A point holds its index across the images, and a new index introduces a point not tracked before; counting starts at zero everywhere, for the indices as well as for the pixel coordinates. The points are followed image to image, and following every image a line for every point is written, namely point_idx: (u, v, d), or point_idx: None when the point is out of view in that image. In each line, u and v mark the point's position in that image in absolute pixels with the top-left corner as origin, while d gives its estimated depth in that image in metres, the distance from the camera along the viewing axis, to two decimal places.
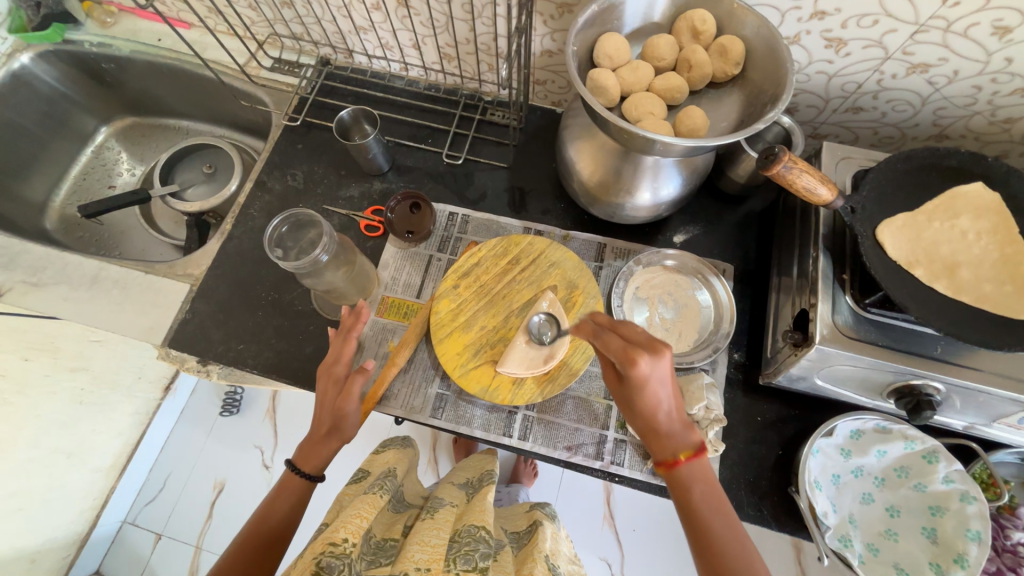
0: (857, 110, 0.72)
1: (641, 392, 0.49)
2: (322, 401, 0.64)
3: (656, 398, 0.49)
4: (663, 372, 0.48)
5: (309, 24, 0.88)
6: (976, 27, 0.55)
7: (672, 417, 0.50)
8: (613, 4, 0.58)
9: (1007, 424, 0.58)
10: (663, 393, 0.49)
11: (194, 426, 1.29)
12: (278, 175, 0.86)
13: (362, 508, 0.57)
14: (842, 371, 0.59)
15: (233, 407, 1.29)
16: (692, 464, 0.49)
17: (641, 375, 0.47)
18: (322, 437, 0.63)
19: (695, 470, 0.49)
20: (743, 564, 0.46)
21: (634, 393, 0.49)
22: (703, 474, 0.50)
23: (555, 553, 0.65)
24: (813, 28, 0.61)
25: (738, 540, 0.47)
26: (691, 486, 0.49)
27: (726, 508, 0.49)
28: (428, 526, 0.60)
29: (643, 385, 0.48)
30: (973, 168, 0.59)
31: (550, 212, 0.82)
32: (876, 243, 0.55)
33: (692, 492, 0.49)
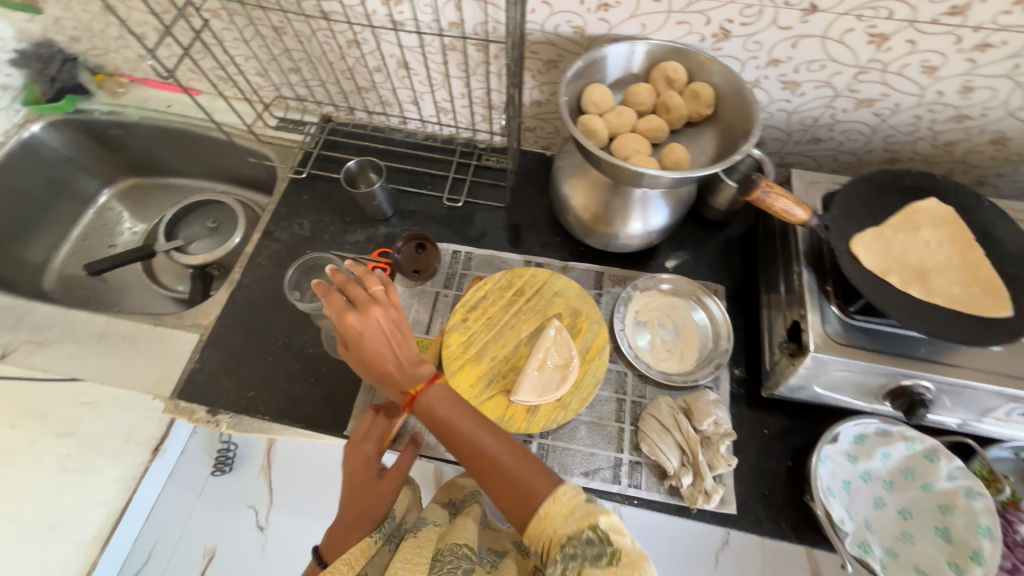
0: (817, 141, 0.80)
1: (369, 317, 0.54)
2: (354, 484, 0.61)
3: (387, 326, 0.55)
4: (393, 309, 0.56)
5: (313, 87, 0.94)
6: (908, 67, 0.65)
7: (409, 351, 0.55)
8: (596, 59, 0.66)
9: (996, 418, 0.62)
10: (401, 334, 0.55)
11: (180, 493, 0.84)
12: (285, 224, 0.90)
13: (349, 555, 0.54)
14: (838, 377, 0.63)
15: (223, 465, 0.85)
16: (430, 389, 0.53)
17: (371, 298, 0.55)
18: (354, 524, 0.58)
19: (437, 390, 0.53)
20: (516, 461, 0.50)
21: (366, 327, 0.54)
22: (447, 394, 0.54)
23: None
24: (770, 74, 0.70)
25: (520, 453, 0.51)
26: (439, 421, 0.53)
27: (497, 431, 0.53)
28: (411, 545, 0.57)
29: (382, 313, 0.54)
30: (925, 185, 0.66)
31: (548, 246, 0.87)
32: (852, 255, 0.61)
33: (458, 426, 0.52)
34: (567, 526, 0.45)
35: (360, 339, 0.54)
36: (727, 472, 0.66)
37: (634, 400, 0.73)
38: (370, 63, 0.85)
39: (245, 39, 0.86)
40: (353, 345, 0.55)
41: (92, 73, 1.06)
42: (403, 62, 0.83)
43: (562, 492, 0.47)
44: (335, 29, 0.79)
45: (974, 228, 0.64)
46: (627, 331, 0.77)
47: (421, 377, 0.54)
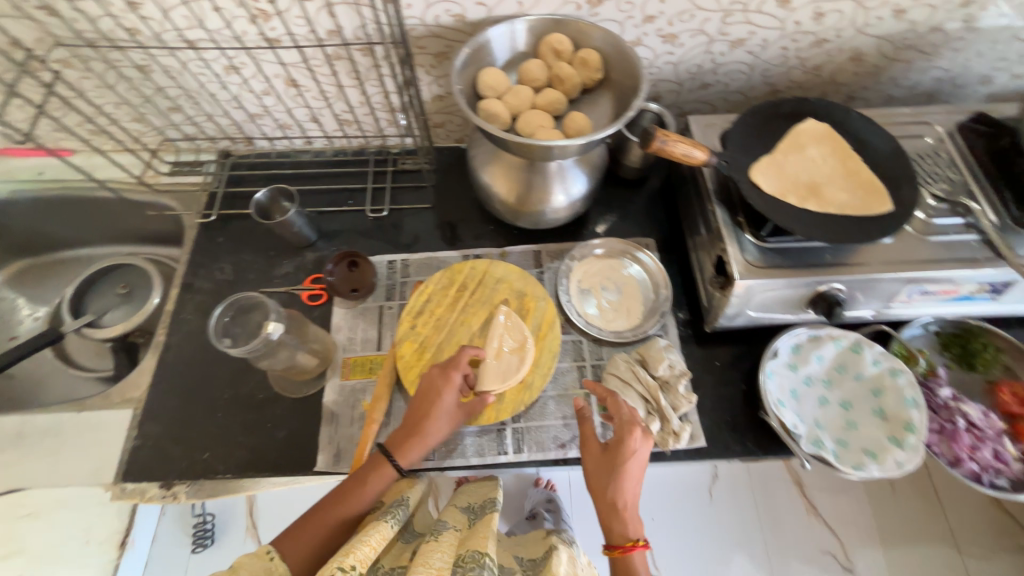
0: (706, 86, 0.85)
1: (623, 480, 0.60)
2: (430, 403, 0.64)
3: (634, 481, 0.61)
4: (642, 471, 0.61)
5: (201, 123, 0.88)
6: (766, 4, 0.70)
7: (631, 500, 0.60)
8: (481, 45, 0.66)
9: (902, 302, 0.70)
10: (637, 490, 0.61)
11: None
12: (204, 273, 0.84)
13: (374, 538, 0.54)
14: (765, 297, 0.68)
15: (205, 540, 1.00)
16: (638, 551, 0.58)
17: (631, 451, 0.60)
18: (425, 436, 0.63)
19: (641, 556, 0.59)
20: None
21: (622, 464, 0.60)
22: (645, 559, 0.59)
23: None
24: (649, 31, 0.73)
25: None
26: (625, 565, 0.59)
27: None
28: (433, 548, 0.58)
29: (634, 463, 0.60)
30: (802, 109, 0.72)
31: (482, 236, 0.87)
32: (753, 185, 0.65)
33: (637, 573, 0.58)
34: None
35: (603, 480, 0.61)
36: (690, 409, 0.70)
37: (593, 364, 0.76)
38: (256, 88, 0.80)
39: (109, 85, 0.78)
40: (596, 472, 0.62)
41: None
42: (290, 80, 0.79)
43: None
44: (208, 57, 0.74)
45: (850, 138, 0.70)
46: (574, 301, 0.79)
47: (626, 536, 0.59)
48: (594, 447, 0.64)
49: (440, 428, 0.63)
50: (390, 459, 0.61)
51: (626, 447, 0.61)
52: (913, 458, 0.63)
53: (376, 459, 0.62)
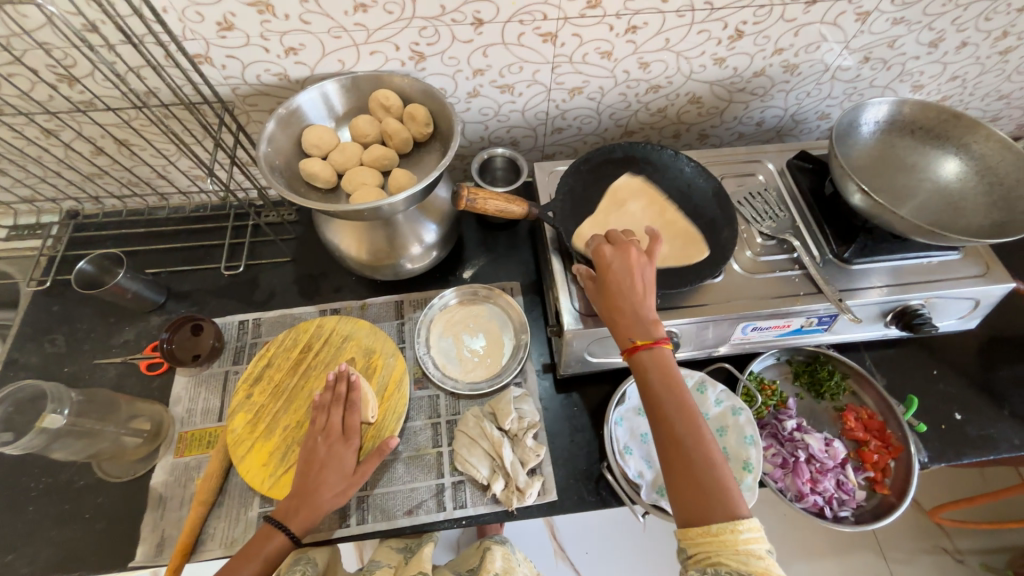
0: (560, 130, 0.86)
1: (635, 271, 0.56)
2: (322, 452, 0.62)
3: (645, 279, 0.56)
4: (631, 256, 0.57)
5: (34, 185, 0.83)
6: (589, 56, 0.71)
7: (645, 308, 0.54)
8: (296, 106, 0.65)
9: (741, 339, 0.71)
10: (642, 280, 0.56)
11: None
12: (34, 346, 0.78)
13: None
14: (604, 344, 0.67)
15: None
16: (652, 350, 0.52)
17: (608, 258, 0.58)
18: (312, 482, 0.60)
19: (659, 355, 0.52)
20: (700, 459, 0.47)
21: (612, 267, 0.57)
22: (663, 363, 0.52)
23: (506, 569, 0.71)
24: (482, 82, 0.74)
25: (688, 408, 0.49)
26: (646, 370, 0.52)
27: (688, 403, 0.50)
28: None
29: (632, 266, 0.57)
30: (634, 154, 0.74)
31: (344, 288, 0.85)
32: (579, 233, 0.66)
33: (654, 374, 0.51)
34: (733, 559, 0.42)
35: (618, 291, 0.55)
36: (540, 462, 0.68)
37: (448, 420, 0.73)
38: (83, 149, 0.77)
39: None
40: (611, 298, 0.56)
41: None
42: (119, 141, 0.76)
43: (743, 527, 0.43)
44: (15, 123, 0.70)
45: (680, 182, 0.72)
46: (432, 353, 0.77)
47: (642, 336, 0.53)
48: (615, 267, 0.57)
49: (330, 483, 0.60)
50: (279, 525, 0.58)
51: (619, 263, 0.57)
52: (748, 499, 0.62)
53: (264, 530, 0.58)
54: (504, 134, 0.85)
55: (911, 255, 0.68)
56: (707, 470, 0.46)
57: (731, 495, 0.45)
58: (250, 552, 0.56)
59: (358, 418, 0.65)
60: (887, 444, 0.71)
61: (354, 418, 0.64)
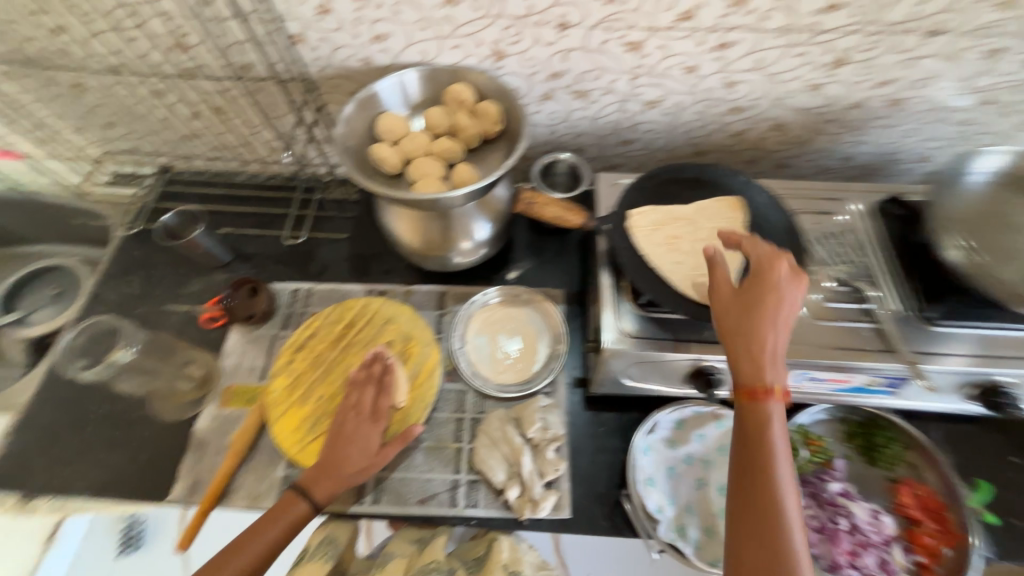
0: (628, 143, 0.84)
1: (782, 305, 0.49)
2: (351, 426, 0.64)
3: (784, 318, 0.48)
4: (792, 292, 0.49)
5: (138, 140, 0.91)
6: (671, 70, 0.69)
7: (774, 347, 0.47)
8: (375, 92, 0.67)
9: (794, 387, 0.65)
10: (780, 321, 0.48)
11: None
12: (115, 284, 0.86)
13: None
14: (643, 369, 0.65)
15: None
16: (767, 404, 0.46)
17: (778, 284, 0.49)
18: (338, 457, 0.62)
19: (772, 407, 0.46)
20: (781, 521, 0.42)
21: (766, 294, 0.49)
22: (781, 412, 0.46)
23: (516, 561, 0.63)
24: (557, 86, 0.73)
25: (787, 458, 0.45)
26: (756, 415, 0.46)
27: (787, 462, 0.45)
28: None
29: (780, 296, 0.49)
30: (705, 176, 0.70)
31: (392, 272, 0.87)
32: (633, 250, 0.64)
33: (766, 425, 0.46)
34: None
35: (745, 331, 0.48)
36: (558, 477, 0.66)
37: (473, 417, 0.73)
38: (183, 112, 0.84)
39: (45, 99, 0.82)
40: (736, 332, 0.48)
41: None
42: (214, 107, 0.82)
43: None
44: (131, 82, 0.78)
45: (750, 211, 0.68)
46: (466, 348, 0.77)
47: (759, 377, 0.47)
48: (725, 278, 0.51)
49: (354, 457, 0.62)
50: (301, 492, 0.60)
51: (783, 293, 0.49)
52: None
53: (288, 496, 0.60)
54: (570, 140, 0.84)
55: (1013, 326, 0.60)
56: (786, 550, 0.41)
57: (798, 562, 0.40)
58: (275, 514, 0.59)
59: (389, 400, 0.66)
60: (946, 529, 0.62)
61: (385, 398, 0.66)
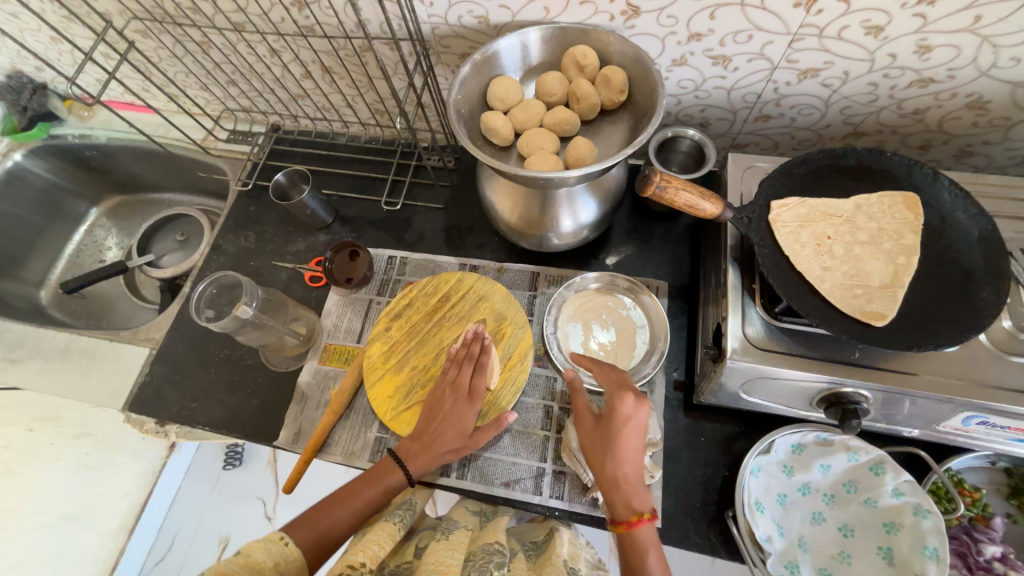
0: (766, 118, 0.72)
1: (630, 424, 0.55)
2: (451, 403, 0.64)
3: (632, 448, 0.54)
4: (640, 420, 0.55)
5: (253, 98, 0.94)
6: (848, 30, 0.56)
7: (635, 473, 0.53)
8: (492, 53, 0.62)
9: (953, 428, 0.56)
10: (636, 449, 0.54)
11: (200, 483, 1.23)
12: (232, 237, 0.92)
13: (380, 536, 0.55)
14: (767, 384, 0.57)
15: (235, 461, 1.23)
16: (649, 527, 0.50)
17: (624, 416, 0.55)
18: (434, 432, 0.63)
19: (648, 534, 0.50)
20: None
21: (618, 422, 0.55)
22: (656, 542, 0.50)
23: (574, 557, 0.59)
24: (695, 50, 0.63)
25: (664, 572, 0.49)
26: (632, 545, 0.50)
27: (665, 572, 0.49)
28: (442, 546, 0.56)
29: (625, 424, 0.54)
30: (872, 164, 0.58)
31: (485, 247, 0.85)
32: (775, 249, 0.55)
33: (643, 552, 0.49)
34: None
35: (598, 441, 0.55)
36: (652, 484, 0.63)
37: (561, 407, 0.70)
38: (296, 71, 0.84)
39: (177, 56, 0.87)
40: (605, 438, 0.55)
41: (62, 99, 1.10)
42: (325, 67, 0.81)
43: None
44: (252, 40, 0.78)
45: (929, 211, 0.55)
46: (558, 335, 0.74)
47: (634, 509, 0.51)
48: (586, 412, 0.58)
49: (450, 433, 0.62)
50: (401, 463, 0.60)
51: (631, 421, 0.55)
52: None
53: (388, 463, 0.61)
54: (696, 113, 0.74)
55: None
56: None
57: None
58: (373, 477, 0.59)
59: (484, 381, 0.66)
60: None
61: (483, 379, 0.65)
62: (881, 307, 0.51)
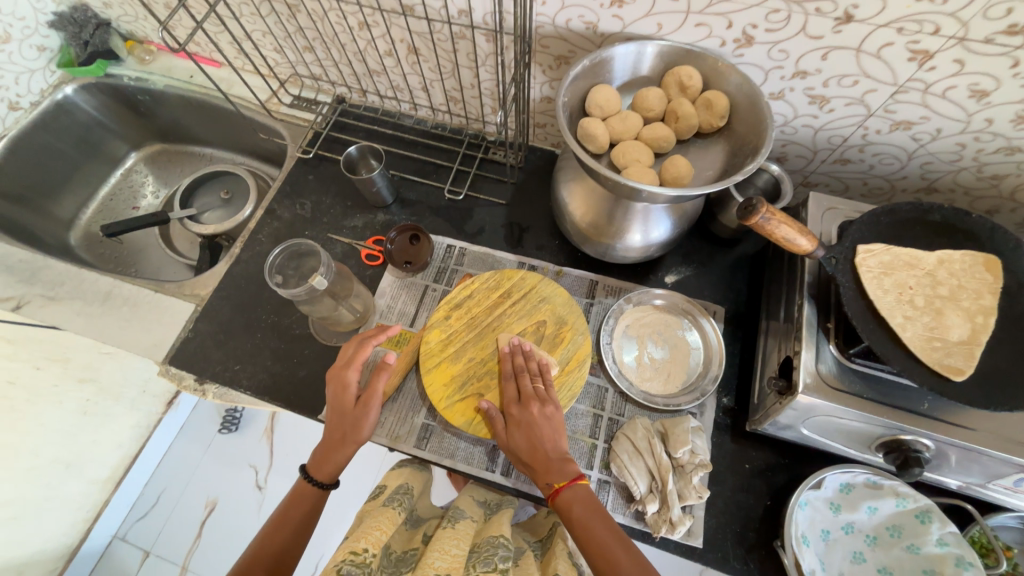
0: (845, 162, 0.74)
1: (541, 416, 0.62)
2: (339, 414, 0.64)
3: (547, 427, 0.62)
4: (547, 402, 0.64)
5: (327, 67, 0.94)
6: (954, 89, 0.57)
7: (556, 448, 0.61)
8: (603, 59, 0.62)
9: (1002, 486, 0.57)
10: (551, 429, 0.62)
11: (196, 444, 1.20)
12: (288, 203, 0.91)
13: (382, 522, 0.56)
14: (830, 422, 0.58)
15: (232, 426, 1.20)
16: (570, 488, 0.57)
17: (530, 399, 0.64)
18: (337, 443, 0.63)
19: (575, 491, 0.57)
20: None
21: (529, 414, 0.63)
22: (583, 497, 0.57)
23: (575, 553, 0.63)
24: (796, 86, 0.64)
25: (619, 541, 0.53)
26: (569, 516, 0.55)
27: (613, 528, 0.54)
28: (449, 536, 0.58)
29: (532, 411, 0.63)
30: (956, 223, 0.60)
31: (544, 248, 0.85)
32: (860, 293, 0.56)
33: (575, 511, 0.55)
34: None
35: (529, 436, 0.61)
36: (698, 504, 0.63)
37: (611, 417, 0.71)
38: (381, 47, 0.84)
39: (261, 14, 0.85)
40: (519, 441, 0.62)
41: (123, 39, 1.08)
42: (412, 48, 0.81)
43: None
44: (346, 11, 0.78)
45: (1007, 275, 0.57)
46: (613, 345, 0.74)
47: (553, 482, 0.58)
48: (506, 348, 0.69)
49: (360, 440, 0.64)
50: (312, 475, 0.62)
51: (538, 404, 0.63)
52: None
53: (300, 481, 0.63)
54: (776, 147, 0.76)
55: None
56: None
57: None
58: (294, 499, 0.62)
59: (382, 387, 0.65)
60: None
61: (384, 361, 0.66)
62: (959, 362, 0.52)
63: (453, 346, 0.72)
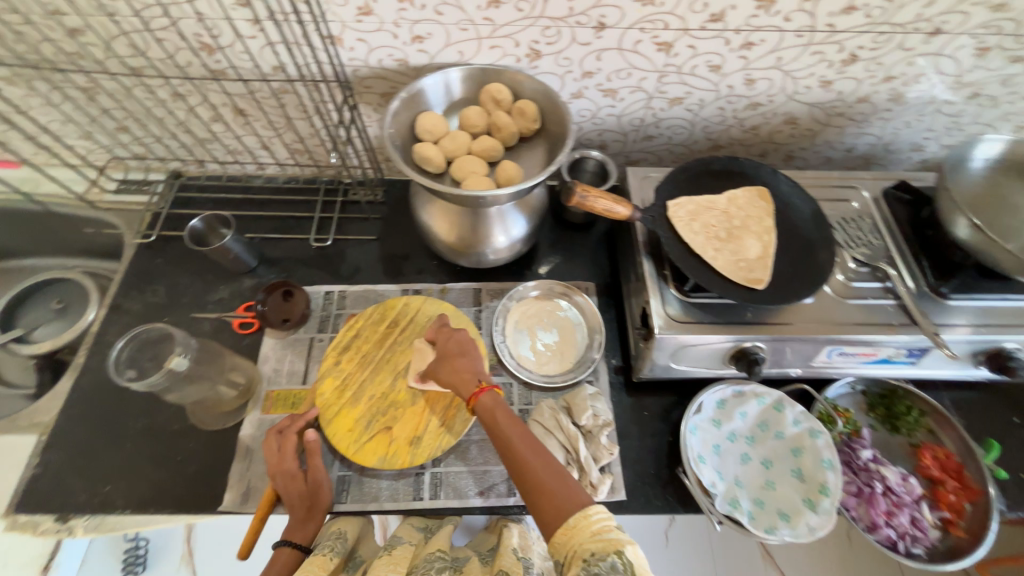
0: (650, 138, 0.87)
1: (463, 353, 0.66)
2: (294, 496, 0.63)
3: (467, 363, 0.64)
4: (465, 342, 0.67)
5: (150, 144, 0.88)
6: (698, 68, 0.72)
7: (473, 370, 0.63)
8: (418, 90, 0.68)
9: (824, 362, 0.70)
10: (470, 359, 0.65)
11: None
12: (136, 294, 0.83)
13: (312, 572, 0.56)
14: (690, 352, 0.68)
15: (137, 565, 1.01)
16: (487, 395, 0.58)
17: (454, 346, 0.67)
18: (306, 519, 0.63)
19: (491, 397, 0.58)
20: (557, 483, 0.50)
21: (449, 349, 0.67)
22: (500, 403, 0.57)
23: (525, 546, 0.63)
24: (588, 85, 0.76)
25: (529, 439, 0.54)
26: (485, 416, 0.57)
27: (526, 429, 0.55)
28: (384, 564, 0.59)
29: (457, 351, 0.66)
30: (732, 168, 0.74)
31: (424, 271, 0.88)
32: (678, 239, 0.67)
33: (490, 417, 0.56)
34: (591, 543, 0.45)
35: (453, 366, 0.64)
36: (611, 461, 0.69)
37: (521, 409, 0.75)
38: (204, 114, 0.82)
39: (54, 103, 0.79)
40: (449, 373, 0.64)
41: None
42: (237, 109, 0.80)
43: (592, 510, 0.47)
44: (152, 85, 0.76)
45: (776, 199, 0.72)
46: (507, 342, 0.79)
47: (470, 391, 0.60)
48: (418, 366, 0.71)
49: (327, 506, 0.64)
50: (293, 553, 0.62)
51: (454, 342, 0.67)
52: (825, 523, 0.62)
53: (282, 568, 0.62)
54: (595, 137, 0.87)
55: (1008, 298, 0.67)
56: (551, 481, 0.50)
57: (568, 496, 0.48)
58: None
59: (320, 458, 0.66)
60: (964, 486, 0.69)
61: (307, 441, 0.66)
62: (759, 274, 0.65)
63: (351, 390, 0.71)
